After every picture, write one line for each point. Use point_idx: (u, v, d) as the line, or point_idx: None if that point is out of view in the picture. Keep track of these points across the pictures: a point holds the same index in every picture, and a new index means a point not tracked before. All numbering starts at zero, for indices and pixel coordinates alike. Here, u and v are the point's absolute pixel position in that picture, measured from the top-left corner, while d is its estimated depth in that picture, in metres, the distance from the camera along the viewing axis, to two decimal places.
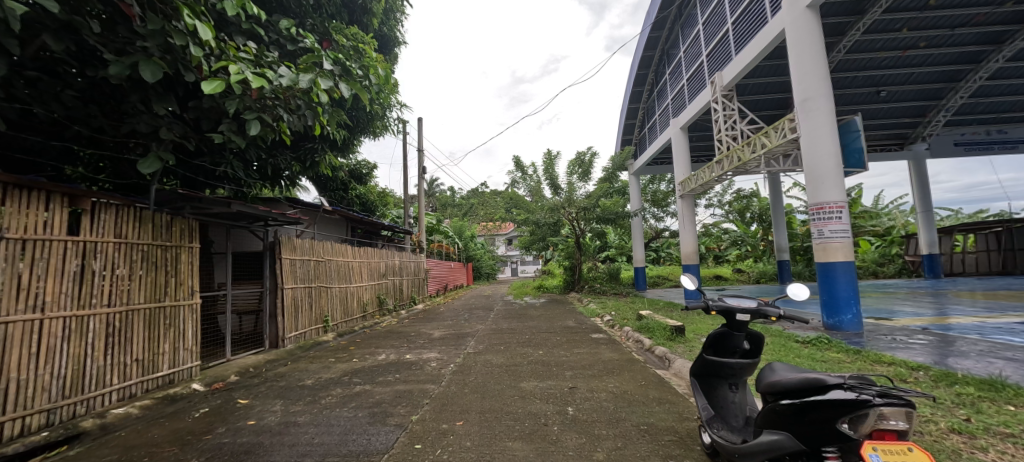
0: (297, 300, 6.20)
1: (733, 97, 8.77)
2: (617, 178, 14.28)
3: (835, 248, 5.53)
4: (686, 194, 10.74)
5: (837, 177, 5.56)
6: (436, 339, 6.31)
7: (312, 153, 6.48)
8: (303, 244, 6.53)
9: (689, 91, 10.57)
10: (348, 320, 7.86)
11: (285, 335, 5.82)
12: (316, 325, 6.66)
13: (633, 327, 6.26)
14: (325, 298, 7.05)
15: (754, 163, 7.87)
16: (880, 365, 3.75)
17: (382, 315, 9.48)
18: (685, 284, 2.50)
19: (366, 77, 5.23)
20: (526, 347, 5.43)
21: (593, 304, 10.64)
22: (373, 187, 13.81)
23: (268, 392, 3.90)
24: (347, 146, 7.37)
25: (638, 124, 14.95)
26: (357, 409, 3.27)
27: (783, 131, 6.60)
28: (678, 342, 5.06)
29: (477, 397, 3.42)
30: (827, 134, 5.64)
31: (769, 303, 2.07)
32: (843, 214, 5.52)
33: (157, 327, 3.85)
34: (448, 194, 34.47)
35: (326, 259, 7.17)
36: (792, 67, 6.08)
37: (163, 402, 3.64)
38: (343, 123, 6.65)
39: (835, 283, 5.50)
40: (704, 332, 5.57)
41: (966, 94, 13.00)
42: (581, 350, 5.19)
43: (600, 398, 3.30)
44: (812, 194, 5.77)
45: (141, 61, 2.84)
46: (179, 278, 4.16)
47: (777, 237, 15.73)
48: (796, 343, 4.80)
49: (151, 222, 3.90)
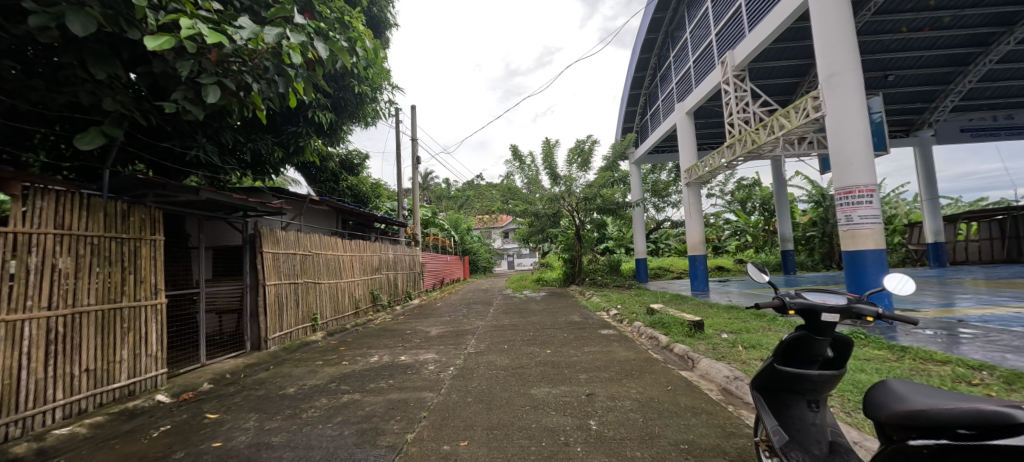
0: (281, 297, 5.68)
1: (745, 77, 8.27)
2: (618, 167, 13.78)
3: (865, 236, 5.08)
4: (692, 182, 10.32)
5: (866, 158, 5.11)
6: (434, 338, 5.85)
7: (296, 138, 6.01)
8: (287, 236, 6.02)
9: (696, 74, 10.10)
10: (339, 317, 7.37)
11: (269, 336, 5.32)
12: (303, 324, 6.17)
13: (645, 322, 5.84)
14: (312, 294, 6.54)
15: (769, 146, 7.42)
16: (933, 363, 3.34)
17: (376, 312, 9.00)
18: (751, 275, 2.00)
19: (351, 49, 4.75)
20: (532, 346, 4.98)
21: (596, 297, 10.24)
22: (366, 179, 13.26)
23: (244, 403, 3.42)
24: (335, 133, 6.85)
25: (640, 111, 14.48)
26: (343, 425, 2.81)
27: (804, 111, 6.12)
28: (698, 339, 4.63)
29: (482, 409, 2.97)
30: (855, 112, 5.20)
31: (862, 300, 1.63)
32: (873, 199, 5.07)
33: (111, 332, 3.36)
34: (443, 187, 33.95)
35: (313, 252, 6.67)
36: (816, 38, 5.61)
37: (119, 419, 3.14)
38: (327, 105, 6.13)
39: (865, 272, 5.07)
40: (725, 326, 5.15)
41: (975, 77, 12.68)
42: (593, 348, 4.76)
43: (625, 408, 2.86)
44: (838, 177, 5.32)
45: (68, 10, 2.29)
46: (140, 275, 3.66)
47: (781, 227, 15.41)
48: None
49: (102, 211, 3.38)
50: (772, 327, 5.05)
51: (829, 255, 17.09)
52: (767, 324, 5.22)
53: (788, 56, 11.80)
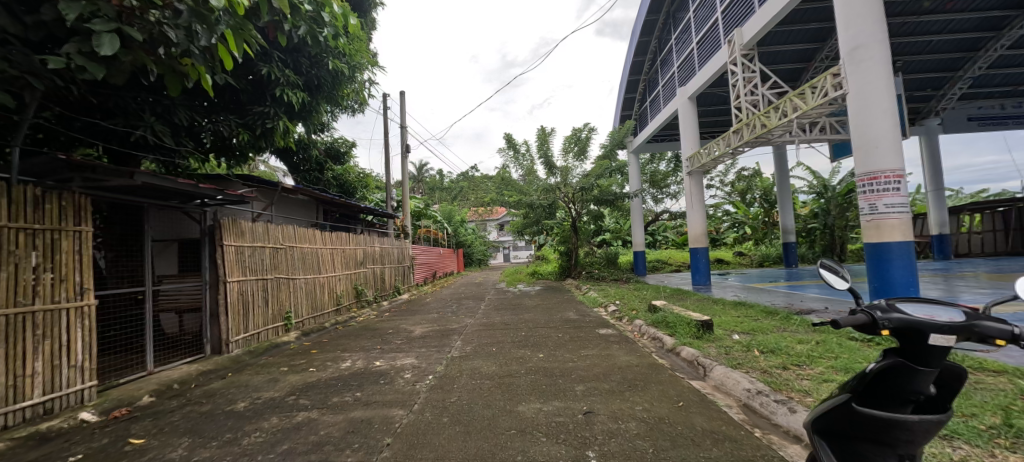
0: (246, 295, 5.14)
1: (754, 57, 7.69)
2: (616, 156, 13.19)
3: (891, 226, 4.59)
4: (694, 171, 9.79)
5: (894, 139, 4.60)
6: (416, 339, 5.33)
7: (263, 119, 5.39)
8: (254, 228, 5.47)
9: (699, 56, 9.56)
10: (317, 315, 6.85)
11: (231, 339, 4.79)
12: (274, 324, 5.64)
13: (648, 321, 5.35)
14: (286, 291, 6.01)
15: (780, 131, 6.87)
16: (985, 374, 2.87)
17: (360, 308, 8.51)
18: (825, 276, 1.40)
19: (316, 14, 4.18)
20: (522, 349, 4.49)
21: (593, 292, 9.78)
22: (352, 168, 12.66)
23: (180, 425, 2.91)
24: (310, 115, 6.23)
25: (639, 98, 13.96)
26: (287, 456, 2.29)
27: (821, 91, 5.57)
28: (708, 342, 4.14)
29: (460, 434, 2.46)
30: (882, 88, 4.69)
31: (987, 314, 1.12)
32: (901, 185, 4.58)
33: (21, 342, 2.82)
34: (437, 178, 33.38)
35: (285, 246, 6.12)
36: (837, 9, 5.05)
37: (24, 445, 2.61)
38: (296, 82, 5.51)
39: (889, 266, 4.60)
40: (735, 326, 4.68)
41: (984, 64, 12.25)
42: (591, 352, 4.28)
43: (630, 434, 2.36)
44: (862, 162, 4.81)
45: None
46: (58, 273, 3.11)
47: (783, 219, 15.06)
48: (854, 340, 3.91)
49: (7, 197, 2.81)
50: (788, 328, 4.57)
51: (830, 247, 16.84)
52: (782, 325, 4.74)
53: (795, 40, 11.29)
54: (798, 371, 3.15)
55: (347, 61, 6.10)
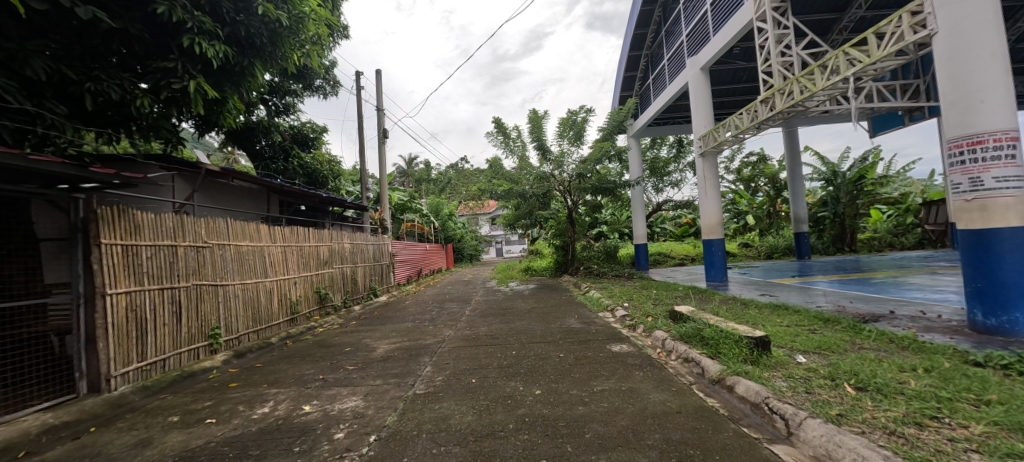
0: (142, 311, 3.82)
1: (786, 10, 6.47)
2: (615, 139, 11.95)
3: (1001, 207, 3.45)
4: (706, 152, 8.62)
5: (1005, 90, 3.44)
6: (374, 363, 4.10)
7: (168, 77, 4.09)
8: (159, 221, 4.17)
9: (714, 19, 8.32)
10: (261, 330, 5.58)
11: (116, 372, 3.52)
12: (193, 346, 4.38)
13: (673, 334, 4.20)
14: (212, 301, 4.74)
15: (823, 96, 5.68)
16: None
17: (324, 316, 7.26)
18: None
19: None
20: (511, 381, 3.28)
21: (593, 291, 8.66)
22: (325, 156, 11.34)
23: None
24: (242, 80, 4.90)
25: (640, 76, 12.79)
26: None
27: (891, 36, 4.38)
28: (769, 370, 2.98)
29: None
30: (988, 22, 3.51)
31: None
32: (1016, 151, 3.43)
33: None
34: (424, 170, 31.99)
35: (211, 245, 4.82)
36: None
37: None
38: (210, 25, 4.16)
39: (1002, 259, 3.44)
40: (796, 344, 3.52)
41: (1010, 37, 11.19)
42: (606, 386, 3.07)
43: None
44: (960, 123, 3.64)
45: None
46: None
47: (796, 207, 14.00)
48: (987, 370, 2.71)
49: None
50: (868, 345, 3.43)
51: (840, 237, 15.87)
52: (857, 340, 3.58)
53: (812, 8, 10.12)
54: (947, 433, 1.99)
55: (287, 9, 4.78)
